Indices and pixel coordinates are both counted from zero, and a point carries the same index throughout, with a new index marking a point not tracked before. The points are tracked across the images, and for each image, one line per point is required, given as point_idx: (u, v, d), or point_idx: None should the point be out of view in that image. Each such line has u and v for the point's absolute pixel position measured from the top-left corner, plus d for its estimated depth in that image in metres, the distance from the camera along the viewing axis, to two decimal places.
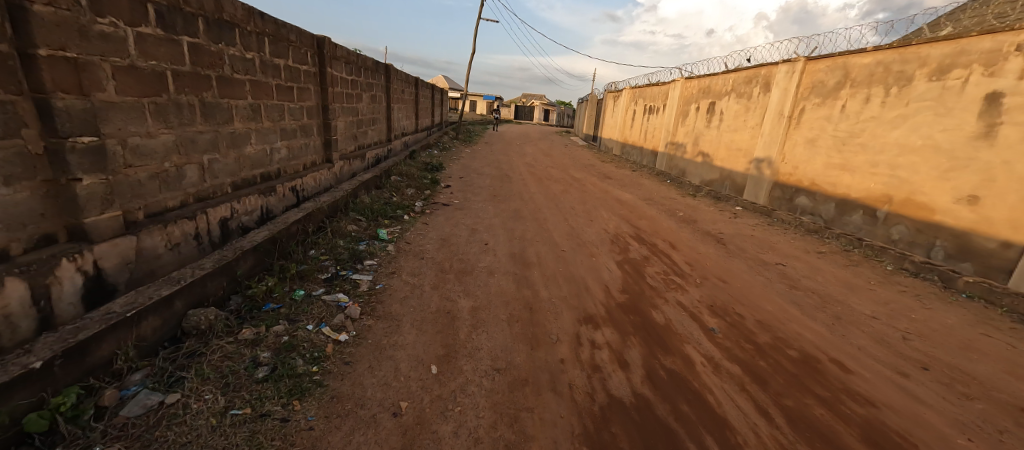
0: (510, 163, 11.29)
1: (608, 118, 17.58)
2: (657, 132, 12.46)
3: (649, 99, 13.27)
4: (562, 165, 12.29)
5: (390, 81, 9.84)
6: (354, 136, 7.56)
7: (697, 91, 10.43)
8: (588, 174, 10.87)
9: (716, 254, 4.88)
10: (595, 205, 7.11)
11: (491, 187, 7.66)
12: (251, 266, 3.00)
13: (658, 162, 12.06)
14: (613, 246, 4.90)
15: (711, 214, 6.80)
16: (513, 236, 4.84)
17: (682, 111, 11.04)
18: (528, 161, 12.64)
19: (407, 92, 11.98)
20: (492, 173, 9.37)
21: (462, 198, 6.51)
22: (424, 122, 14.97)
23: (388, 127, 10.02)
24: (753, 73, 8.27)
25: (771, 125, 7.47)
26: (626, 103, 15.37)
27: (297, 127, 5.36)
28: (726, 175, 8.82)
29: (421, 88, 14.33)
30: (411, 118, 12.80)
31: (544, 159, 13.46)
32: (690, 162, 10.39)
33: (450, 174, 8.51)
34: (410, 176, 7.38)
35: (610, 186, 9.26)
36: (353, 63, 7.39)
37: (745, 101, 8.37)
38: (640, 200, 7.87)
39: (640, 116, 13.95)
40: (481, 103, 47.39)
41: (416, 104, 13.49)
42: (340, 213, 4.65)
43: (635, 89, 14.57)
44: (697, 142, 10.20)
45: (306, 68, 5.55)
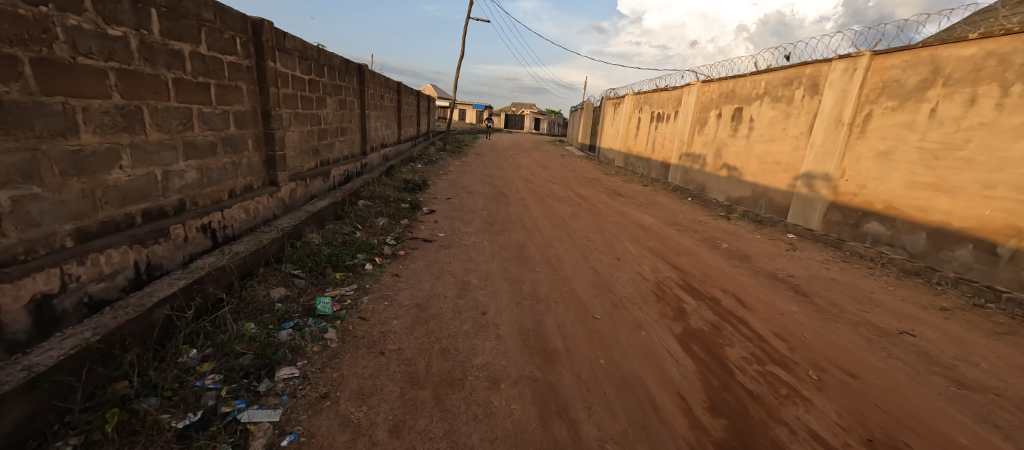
0: (505, 179, 9.85)
1: (608, 127, 16.28)
2: (669, 141, 11.14)
3: (658, 106, 11.96)
4: (563, 179, 10.90)
5: (364, 85, 8.38)
6: (315, 149, 6.07)
7: (718, 96, 9.14)
8: (595, 190, 9.48)
9: (806, 316, 3.47)
10: (616, 234, 5.68)
11: (486, 212, 6.20)
12: (6, 430, 1.54)
13: (671, 175, 10.72)
14: (663, 307, 3.46)
15: (761, 245, 5.45)
16: (522, 294, 3.38)
17: (699, 118, 9.74)
18: (524, 175, 11.22)
19: (386, 98, 10.51)
20: (486, 192, 7.90)
21: (449, 230, 5.03)
22: (408, 132, 13.49)
23: (363, 137, 8.52)
24: (795, 74, 6.99)
25: (825, 135, 6.18)
26: (629, 110, 14.06)
27: (217, 141, 3.86)
28: (761, 193, 7.52)
29: (404, 94, 12.87)
30: (392, 128, 11.30)
31: (543, 172, 12.04)
32: (712, 176, 9.08)
33: (434, 195, 7.02)
34: (383, 198, 5.86)
35: (625, 205, 7.86)
36: (312, 59, 5.92)
37: (785, 105, 7.08)
38: (667, 224, 6.48)
39: (646, 124, 12.63)
40: (470, 112, 46.02)
41: (399, 112, 12.02)
42: (264, 269, 3.12)
43: (640, 95, 13.28)
44: (720, 153, 8.89)
45: (234, 60, 4.08)
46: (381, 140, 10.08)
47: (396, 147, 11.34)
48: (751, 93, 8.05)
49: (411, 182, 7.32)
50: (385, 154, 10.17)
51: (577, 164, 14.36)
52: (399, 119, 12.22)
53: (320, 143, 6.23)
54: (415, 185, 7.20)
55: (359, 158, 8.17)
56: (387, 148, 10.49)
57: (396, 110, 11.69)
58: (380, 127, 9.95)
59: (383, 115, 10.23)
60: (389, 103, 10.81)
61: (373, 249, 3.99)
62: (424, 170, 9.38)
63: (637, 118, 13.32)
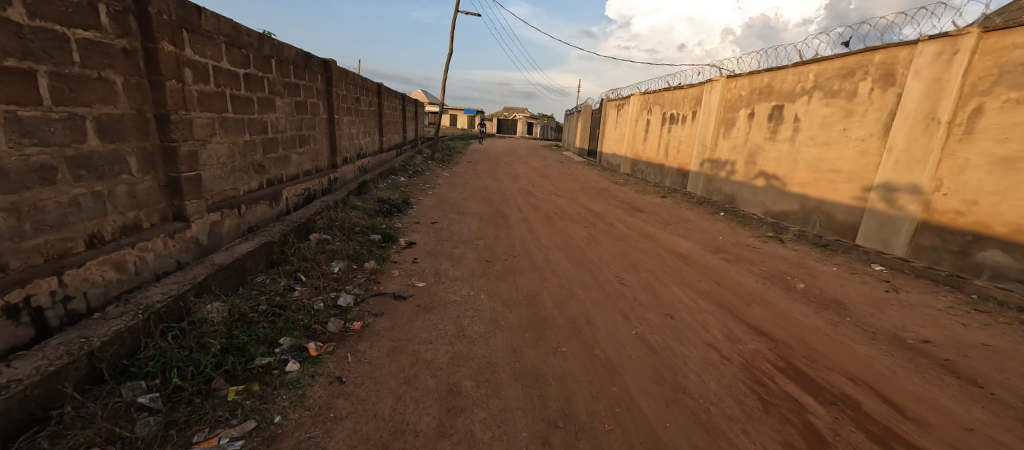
0: (501, 192, 8.44)
1: (610, 130, 15.02)
2: (685, 146, 9.83)
3: (669, 106, 10.64)
4: (568, 190, 9.49)
5: (330, 84, 6.94)
6: (259, 165, 4.64)
7: (747, 92, 7.82)
8: (608, 204, 8.08)
9: (1015, 438, 2.15)
10: (653, 271, 4.30)
11: (480, 243, 4.79)
12: None
13: (690, 184, 9.42)
14: (781, 427, 2.11)
15: (852, 286, 4.11)
16: (551, 417, 2.01)
17: (723, 119, 8.41)
18: (523, 186, 9.80)
19: (362, 101, 9.05)
20: (481, 211, 6.54)
21: (432, 276, 3.63)
22: (389, 139, 12.04)
23: (330, 147, 7.07)
24: (858, 63, 5.71)
25: (910, 137, 4.94)
26: (635, 111, 12.74)
27: (59, 163, 2.45)
28: (816, 207, 6.21)
29: (384, 96, 11.44)
30: (369, 135, 9.83)
31: (544, 182, 10.69)
32: (744, 185, 7.76)
33: (417, 218, 5.64)
34: (346, 227, 4.43)
35: (650, 225, 6.45)
36: (255, 49, 4.52)
37: (846, 102, 5.82)
38: (713, 253, 5.09)
39: (656, 127, 11.31)
40: (461, 117, 44.60)
41: (377, 117, 10.54)
42: (82, 400, 1.74)
43: (647, 95, 12.00)
44: (753, 159, 7.57)
45: (95, 37, 2.62)
46: (355, 149, 8.61)
47: (373, 157, 9.83)
48: (795, 88, 6.75)
49: (386, 202, 5.89)
50: (360, 166, 8.69)
51: (579, 172, 13.00)
52: (378, 125, 10.76)
53: (266, 158, 4.78)
54: (392, 207, 5.78)
55: (325, 173, 6.71)
56: (362, 158, 9.01)
57: (374, 115, 10.21)
58: (354, 134, 8.49)
59: (357, 121, 8.75)
60: (366, 107, 9.33)
61: (308, 323, 2.55)
62: (406, 185, 7.95)
63: (645, 121, 11.99)
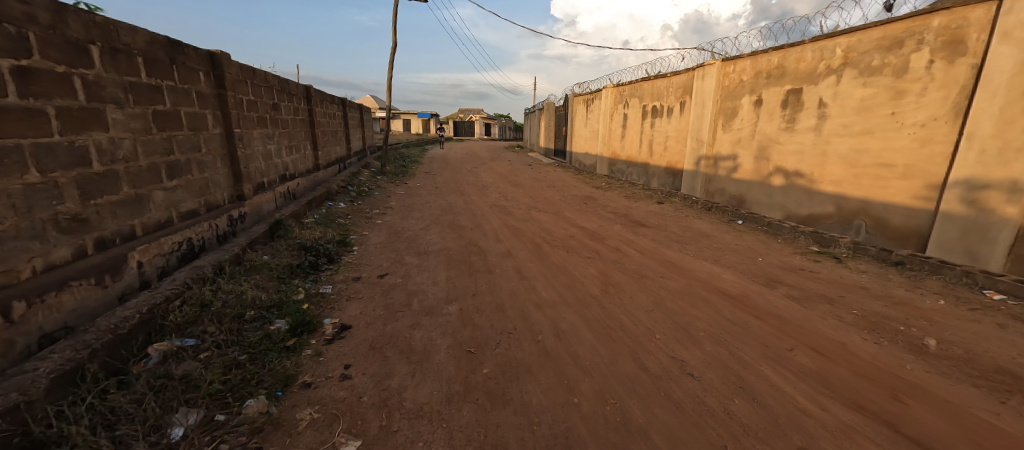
0: (468, 212, 6.77)
1: (582, 127, 13.70)
2: (674, 142, 8.57)
3: (650, 98, 9.34)
4: (546, 203, 7.98)
5: (218, 87, 5.00)
6: (46, 223, 2.74)
7: (749, 77, 6.54)
8: (600, 218, 6.64)
9: None
10: (718, 340, 2.83)
11: (446, 315, 3.13)
12: None
13: (683, 185, 8.16)
14: None
15: (997, 338, 2.83)
16: None
17: (721, 109, 7.14)
18: (493, 200, 8.19)
19: (280, 109, 7.10)
20: (446, 247, 4.86)
21: (373, 415, 2.02)
22: (327, 151, 10.04)
23: (228, 173, 5.15)
24: (908, 31, 4.49)
25: (1002, 119, 3.79)
26: (610, 106, 11.41)
27: None
28: (860, 209, 5.01)
29: (316, 102, 9.43)
30: (296, 150, 7.86)
31: (516, 193, 9.14)
32: (754, 185, 6.53)
33: (354, 271, 3.92)
34: (228, 315, 2.71)
35: (665, 248, 5.01)
36: (25, 26, 2.67)
37: (893, 80, 4.61)
38: (769, 291, 3.71)
39: (636, 122, 10.01)
40: (415, 122, 42.29)
41: (306, 128, 8.57)
42: None
43: (622, 86, 10.69)
44: (763, 155, 6.34)
45: None
46: (274, 171, 6.65)
47: (303, 178, 7.88)
48: (816, 68, 5.46)
49: (312, 248, 4.15)
50: (283, 192, 6.75)
51: (552, 176, 11.54)
52: (309, 138, 8.79)
53: (64, 207, 2.87)
54: (319, 257, 4.05)
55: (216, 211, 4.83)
56: (286, 182, 7.04)
57: (301, 125, 8.23)
58: (270, 152, 6.54)
59: (274, 134, 6.79)
60: (285, 116, 7.36)
61: None
62: (346, 213, 6.16)
63: (623, 116, 10.69)
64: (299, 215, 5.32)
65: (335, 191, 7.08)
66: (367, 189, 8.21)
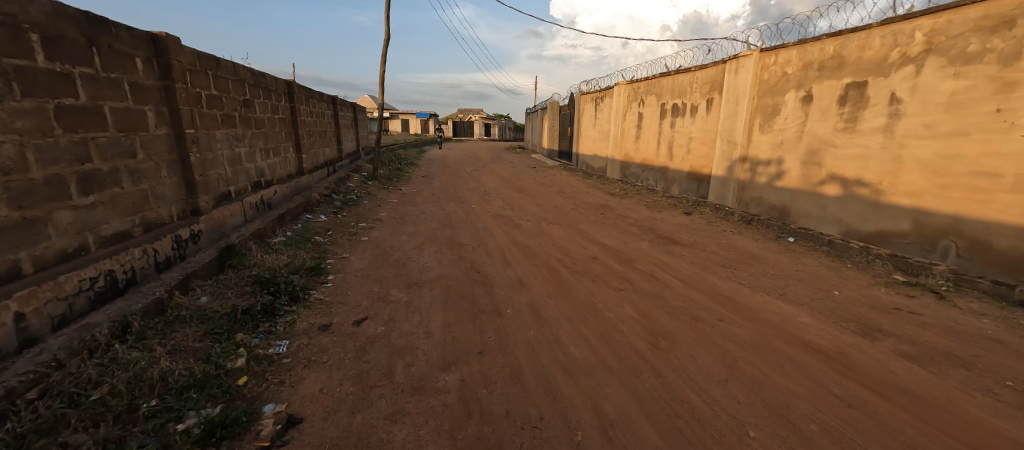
0: (469, 226, 5.84)
1: (590, 128, 12.79)
2: (699, 143, 7.66)
3: (671, 95, 8.44)
4: (557, 213, 7.07)
5: (163, 77, 4.07)
6: None
7: (795, 69, 5.63)
8: (622, 233, 5.72)
9: None
10: (840, 443, 1.92)
11: (441, 394, 2.21)
12: None
13: (710, 192, 7.25)
14: None
15: None
16: None
17: (759, 107, 6.22)
18: (497, 209, 7.26)
19: (253, 106, 6.18)
20: (443, 274, 3.95)
21: None
22: (313, 153, 9.11)
23: (177, 182, 4.22)
24: (1022, 7, 3.59)
25: None
26: (623, 104, 10.49)
27: None
28: (948, 227, 4.10)
29: (300, 99, 8.50)
30: (274, 153, 6.93)
31: (522, 200, 8.23)
32: (801, 194, 5.62)
33: (323, 315, 3.01)
34: (110, 414, 1.81)
35: (711, 276, 4.09)
36: None
37: (998, 69, 3.71)
38: (871, 346, 2.79)
39: (654, 121, 9.11)
40: (413, 122, 41.36)
41: (288, 127, 7.64)
42: None
43: (637, 82, 9.78)
44: (814, 159, 5.42)
45: None
46: (244, 178, 5.73)
47: (282, 185, 6.95)
48: (887, 56, 4.56)
49: (270, 282, 3.24)
50: (256, 201, 5.83)
51: (559, 180, 10.62)
52: (292, 139, 7.86)
53: None
54: (279, 295, 3.14)
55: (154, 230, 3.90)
56: (259, 190, 6.11)
57: (281, 125, 7.30)
58: (238, 156, 5.61)
59: (244, 135, 5.86)
60: (260, 114, 6.43)
61: None
62: (326, 228, 5.25)
63: (638, 115, 9.76)
64: (265, 233, 4.41)
65: (317, 199, 6.16)
66: (355, 196, 7.28)
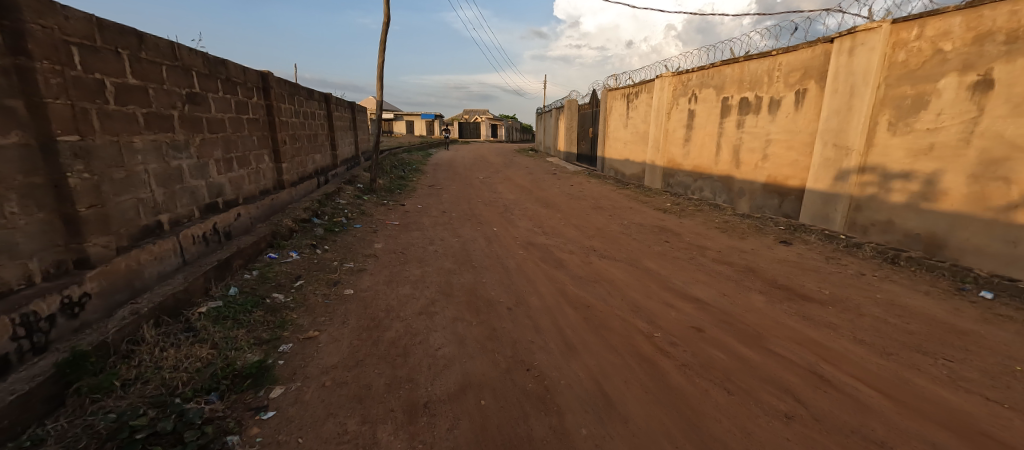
0: (496, 266, 4.22)
1: (620, 129, 11.15)
2: (782, 147, 6.00)
3: (738, 86, 6.78)
4: (605, 239, 5.43)
5: (17, 52, 2.52)
6: None
7: (959, 44, 3.99)
8: (712, 276, 4.07)
9: None
10: None
11: None
12: None
13: (804, 210, 5.59)
14: None
15: None
16: None
17: (889, 99, 4.57)
18: (526, 234, 5.65)
19: (205, 102, 4.63)
20: (471, 376, 2.35)
21: None
22: (297, 161, 7.54)
23: (46, 220, 2.65)
24: None
25: None
26: (666, 100, 8.82)
27: None
28: None
29: (280, 95, 6.95)
30: (240, 164, 5.36)
31: (553, 219, 6.62)
32: (968, 221, 3.98)
33: None
34: None
35: (916, 377, 2.45)
36: None
37: None
38: None
39: (711, 120, 7.45)
40: (418, 123, 39.89)
41: (262, 130, 6.06)
42: None
43: (687, 73, 8.12)
44: (995, 172, 3.77)
45: None
46: (187, 200, 4.16)
47: (250, 204, 5.36)
48: None
49: (136, 441, 1.66)
50: (205, 232, 4.24)
51: (591, 190, 8.96)
52: (268, 145, 6.29)
53: None
54: None
55: None
56: (212, 215, 4.53)
57: (251, 127, 5.72)
58: (177, 170, 4.05)
59: (190, 141, 4.30)
60: (217, 113, 4.87)
61: None
62: (295, 276, 3.64)
63: (689, 112, 8.09)
64: (190, 298, 2.81)
65: (292, 225, 4.56)
66: (346, 216, 5.66)
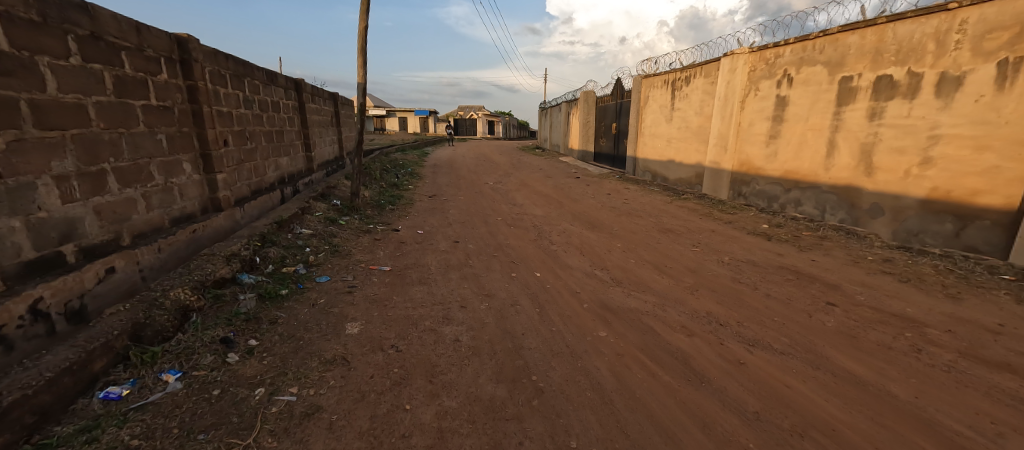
0: (579, 384, 2.18)
1: (661, 123, 9.14)
2: (964, 148, 4.05)
3: (872, 60, 4.80)
4: (722, 296, 3.40)
5: None
6: None
7: None
8: (1015, 409, 2.06)
9: None
10: None
11: None
12: None
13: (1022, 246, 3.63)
14: None
15: None
16: None
17: None
18: (592, 285, 3.64)
19: (32, 72, 2.52)
20: None
21: None
22: (249, 169, 5.45)
23: None
24: None
25: None
26: (735, 84, 6.79)
27: None
28: None
29: (221, 74, 4.85)
30: (130, 180, 3.29)
31: (613, 251, 4.61)
32: None
33: None
34: None
35: None
36: None
37: None
38: None
39: (818, 109, 5.46)
40: (412, 121, 37.62)
41: (179, 125, 3.96)
42: None
43: (773, 46, 6.11)
44: None
45: None
46: None
47: (145, 245, 3.23)
48: None
49: None
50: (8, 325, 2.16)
51: (639, 203, 6.95)
52: (194, 148, 4.18)
53: None
54: None
55: None
56: (39, 280, 2.44)
57: (156, 120, 3.64)
58: None
59: None
60: (66, 93, 2.76)
61: None
62: None
63: (777, 100, 6.08)
64: None
65: (191, 299, 2.45)
66: (307, 260, 3.56)
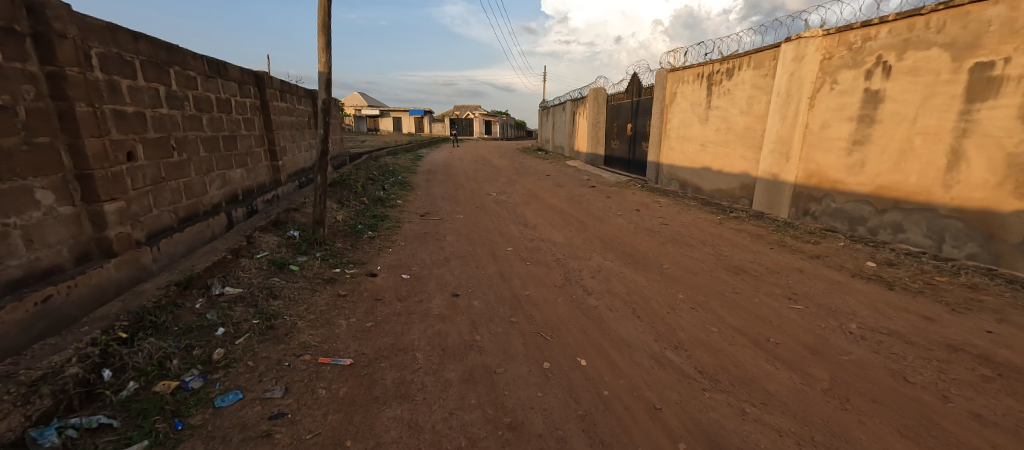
0: None
1: (693, 124, 7.80)
2: None
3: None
4: (900, 417, 2.05)
5: None
6: None
7: None
8: None
9: None
10: None
11: None
12: None
13: None
14: None
15: None
16: None
17: None
18: (674, 386, 2.29)
19: None
20: None
21: None
22: (177, 190, 4.05)
23: None
24: None
25: None
26: (800, 75, 5.44)
27: None
28: None
29: (123, 60, 3.45)
30: None
31: (677, 306, 3.28)
32: None
33: None
34: None
35: None
36: None
37: None
38: None
39: (932, 107, 4.12)
40: (406, 121, 36.22)
41: (27, 132, 2.58)
42: None
43: (859, 26, 4.76)
44: None
45: None
46: None
47: None
48: None
49: None
50: None
51: (682, 224, 5.61)
52: (61, 167, 2.79)
53: None
54: None
55: None
56: None
57: None
58: None
59: None
60: None
61: None
62: None
63: (862, 95, 4.74)
64: None
65: None
66: (207, 359, 2.16)
